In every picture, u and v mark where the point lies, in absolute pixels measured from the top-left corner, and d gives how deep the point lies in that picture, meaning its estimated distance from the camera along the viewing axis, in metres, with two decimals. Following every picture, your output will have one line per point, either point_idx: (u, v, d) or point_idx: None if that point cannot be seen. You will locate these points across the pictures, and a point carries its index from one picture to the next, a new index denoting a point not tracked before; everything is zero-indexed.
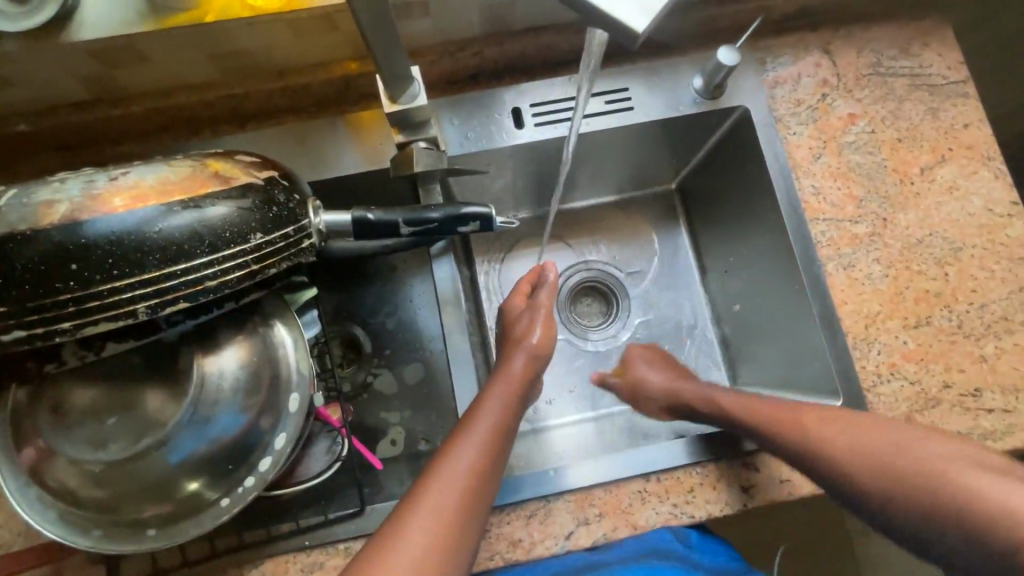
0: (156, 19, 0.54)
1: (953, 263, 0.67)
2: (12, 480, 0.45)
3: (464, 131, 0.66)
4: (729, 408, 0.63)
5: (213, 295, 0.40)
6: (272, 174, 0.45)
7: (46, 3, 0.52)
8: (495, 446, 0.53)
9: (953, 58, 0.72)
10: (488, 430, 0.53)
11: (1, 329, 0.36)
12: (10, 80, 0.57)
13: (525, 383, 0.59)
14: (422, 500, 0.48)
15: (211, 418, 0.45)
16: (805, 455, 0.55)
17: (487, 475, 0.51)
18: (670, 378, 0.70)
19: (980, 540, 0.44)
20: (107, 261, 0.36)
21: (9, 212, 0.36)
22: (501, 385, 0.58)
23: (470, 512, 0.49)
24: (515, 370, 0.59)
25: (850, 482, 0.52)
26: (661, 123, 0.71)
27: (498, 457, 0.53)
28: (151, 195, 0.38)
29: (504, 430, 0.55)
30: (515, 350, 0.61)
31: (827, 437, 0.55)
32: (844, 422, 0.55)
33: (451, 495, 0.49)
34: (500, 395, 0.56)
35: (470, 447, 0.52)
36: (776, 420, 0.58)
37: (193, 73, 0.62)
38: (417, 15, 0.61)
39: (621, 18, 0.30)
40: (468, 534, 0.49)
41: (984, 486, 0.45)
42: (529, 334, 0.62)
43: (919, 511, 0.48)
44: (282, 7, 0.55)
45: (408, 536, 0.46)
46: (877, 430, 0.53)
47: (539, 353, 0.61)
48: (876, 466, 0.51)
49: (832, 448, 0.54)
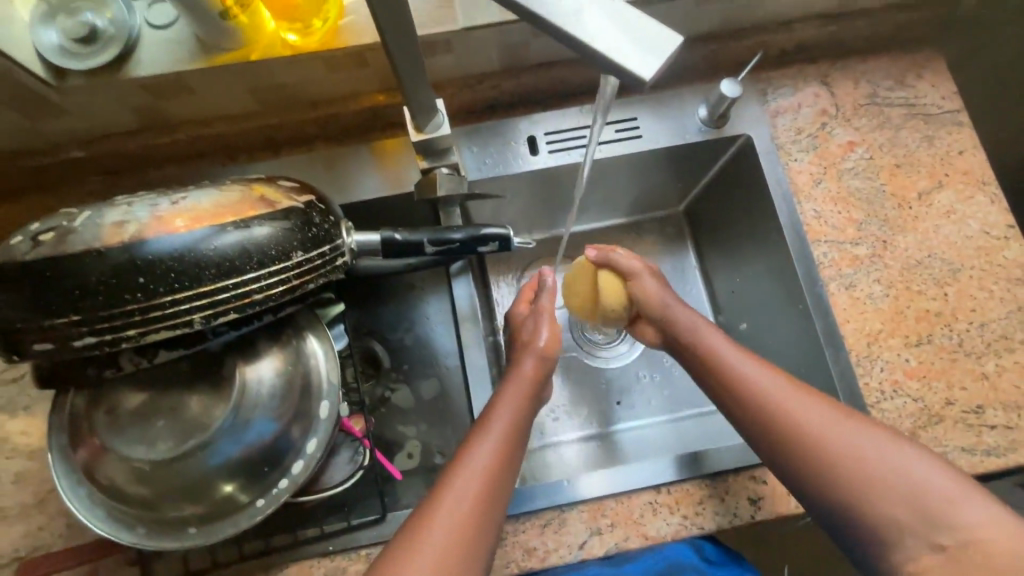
0: (206, 57, 0.59)
1: (952, 283, 0.70)
2: (64, 478, 0.49)
3: (481, 157, 0.71)
4: (712, 353, 0.59)
5: (258, 307, 0.44)
6: (310, 198, 0.49)
7: (109, 44, 0.58)
8: (508, 447, 0.55)
9: (947, 88, 0.76)
10: (504, 426, 0.56)
11: (73, 336, 0.40)
12: (72, 111, 0.62)
13: (535, 384, 0.62)
14: (441, 505, 0.50)
15: (248, 424, 0.49)
16: (776, 425, 0.52)
17: (502, 476, 0.53)
18: (669, 293, 0.66)
19: (922, 531, 0.46)
20: (169, 275, 0.40)
21: (84, 231, 0.40)
22: (513, 385, 0.61)
23: (487, 513, 0.51)
24: (527, 370, 0.62)
25: (813, 461, 0.50)
26: (669, 150, 0.75)
27: (513, 458, 0.56)
28: (207, 216, 0.42)
29: (519, 432, 0.57)
30: (525, 353, 0.64)
31: (803, 411, 0.52)
32: (819, 400, 0.53)
33: (472, 488, 0.51)
34: (513, 394, 0.60)
35: (485, 450, 0.54)
36: (757, 383, 0.55)
37: (235, 104, 0.67)
38: (441, 53, 0.66)
39: (623, 63, 0.32)
40: (485, 532, 0.50)
41: (933, 483, 0.47)
42: (538, 337, 0.65)
43: (875, 500, 0.47)
44: (320, 46, 0.60)
45: (427, 541, 0.48)
46: (839, 414, 0.52)
47: (546, 354, 0.64)
48: (847, 450, 0.49)
49: (808, 424, 0.51)
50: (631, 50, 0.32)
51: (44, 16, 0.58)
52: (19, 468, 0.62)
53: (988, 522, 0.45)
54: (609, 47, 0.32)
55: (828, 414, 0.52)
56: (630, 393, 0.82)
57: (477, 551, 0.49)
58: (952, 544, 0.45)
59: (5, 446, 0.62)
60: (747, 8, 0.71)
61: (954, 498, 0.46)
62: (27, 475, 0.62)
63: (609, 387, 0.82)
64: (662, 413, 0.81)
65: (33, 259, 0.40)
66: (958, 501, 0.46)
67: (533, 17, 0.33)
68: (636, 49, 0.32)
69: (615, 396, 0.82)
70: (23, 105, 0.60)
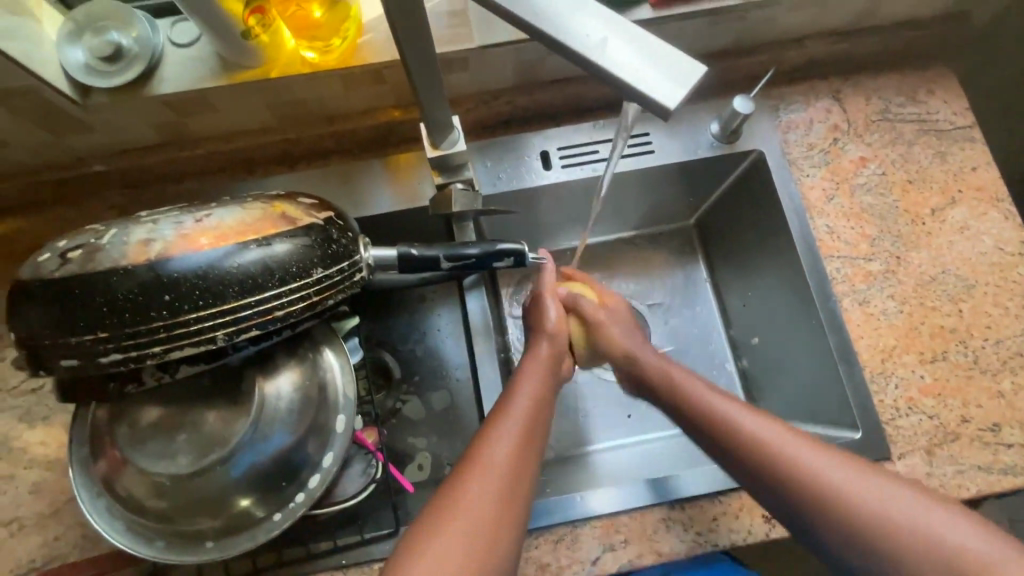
0: (228, 75, 0.61)
1: (966, 299, 0.69)
2: (85, 490, 0.50)
3: (496, 172, 0.72)
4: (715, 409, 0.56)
5: (279, 323, 0.45)
6: (330, 215, 0.49)
7: (134, 62, 0.59)
8: (533, 423, 0.54)
9: (959, 105, 0.76)
10: (529, 397, 0.56)
11: (100, 352, 0.41)
12: (95, 127, 0.64)
13: (552, 364, 0.62)
14: (469, 480, 0.49)
15: (267, 436, 0.49)
16: (780, 482, 0.50)
17: (528, 450, 0.52)
18: (641, 344, 0.67)
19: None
20: (194, 292, 0.41)
21: (112, 249, 0.41)
22: (533, 365, 0.61)
23: (516, 485, 0.50)
24: (542, 352, 0.63)
25: (839, 525, 0.47)
26: (681, 165, 0.76)
27: (540, 431, 0.55)
28: (230, 234, 0.43)
29: (541, 406, 0.56)
30: (540, 335, 0.65)
31: (810, 464, 0.50)
32: (831, 454, 0.50)
33: (502, 456, 0.51)
34: (534, 372, 0.60)
35: (509, 426, 0.53)
36: (766, 442, 0.52)
37: (254, 120, 0.68)
38: (457, 70, 0.67)
39: (643, 89, 0.33)
40: (516, 506, 0.49)
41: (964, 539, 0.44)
42: (546, 318, 0.66)
43: (896, 558, 0.45)
44: (338, 64, 0.61)
45: (457, 517, 0.46)
46: (848, 467, 0.49)
47: (557, 334, 0.65)
48: (869, 509, 0.46)
49: (830, 485, 0.48)
50: (651, 74, 0.33)
51: (71, 35, 0.59)
52: (37, 478, 0.62)
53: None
54: (629, 73, 0.33)
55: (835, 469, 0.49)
56: (640, 406, 0.81)
57: (508, 527, 0.48)
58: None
59: (24, 457, 0.63)
60: (760, 26, 0.72)
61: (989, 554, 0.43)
62: (44, 486, 0.62)
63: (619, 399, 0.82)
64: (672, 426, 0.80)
65: (62, 276, 0.41)
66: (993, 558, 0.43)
67: (562, 49, 0.34)
68: (656, 73, 0.33)
69: (626, 409, 0.81)
70: (48, 122, 0.61)
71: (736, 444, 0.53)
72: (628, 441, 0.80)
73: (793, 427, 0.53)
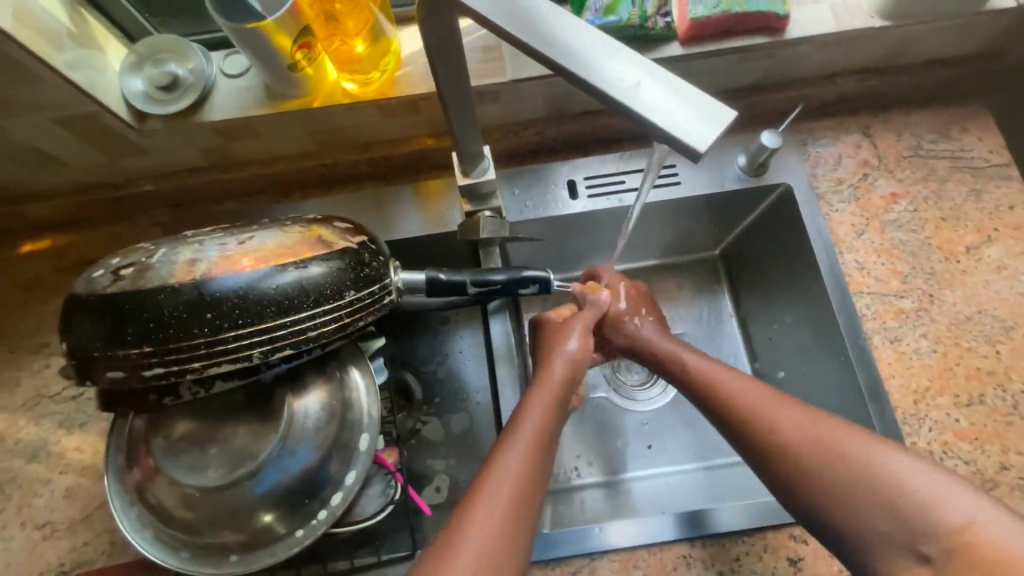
0: (273, 104, 0.64)
1: (1005, 341, 0.67)
2: (118, 497, 0.52)
3: (523, 199, 0.73)
4: (702, 372, 0.61)
5: (312, 342, 0.46)
6: (364, 239, 0.51)
7: (189, 90, 0.63)
8: (540, 450, 0.53)
9: (994, 142, 0.75)
10: (535, 427, 0.54)
11: (144, 365, 0.43)
12: (148, 150, 0.68)
13: (564, 389, 0.59)
14: (473, 517, 0.47)
15: (294, 452, 0.50)
16: (753, 432, 0.54)
17: (539, 468, 0.52)
18: (646, 325, 0.70)
19: (903, 534, 0.45)
20: (235, 311, 0.43)
21: (161, 268, 0.43)
22: (543, 388, 0.58)
23: (518, 521, 0.48)
24: (557, 374, 0.60)
25: (798, 472, 0.50)
26: (707, 197, 0.76)
27: (545, 464, 0.53)
28: (270, 256, 0.45)
29: (547, 436, 0.54)
30: (554, 355, 0.62)
31: (781, 418, 0.53)
32: (800, 408, 0.53)
33: (505, 485, 0.49)
34: (543, 399, 0.57)
35: (518, 448, 0.52)
36: (737, 397, 0.56)
37: (294, 145, 0.71)
38: (489, 102, 0.69)
39: (668, 127, 0.34)
40: (523, 525, 0.48)
41: (916, 483, 0.46)
42: (565, 345, 0.63)
43: (853, 504, 0.47)
44: (377, 95, 0.65)
45: (467, 545, 0.46)
46: (816, 419, 0.52)
47: (575, 356, 0.62)
48: (823, 455, 0.49)
49: (785, 433, 0.52)
50: (677, 109, 0.34)
51: (133, 67, 0.63)
52: (72, 483, 0.65)
53: (989, 533, 0.42)
54: (652, 110, 0.34)
55: (802, 424, 0.52)
56: (661, 437, 0.80)
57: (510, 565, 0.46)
58: (938, 555, 0.43)
59: (61, 462, 0.66)
60: (789, 64, 0.72)
61: (939, 496, 0.45)
62: (78, 491, 0.64)
63: (640, 430, 0.80)
64: (693, 460, 0.78)
65: (114, 292, 0.43)
66: (947, 501, 0.44)
67: (593, 91, 0.36)
68: (683, 108, 0.34)
69: (647, 441, 0.80)
70: (106, 144, 0.66)
71: (717, 402, 0.58)
72: (650, 473, 0.78)
73: (773, 389, 0.57)
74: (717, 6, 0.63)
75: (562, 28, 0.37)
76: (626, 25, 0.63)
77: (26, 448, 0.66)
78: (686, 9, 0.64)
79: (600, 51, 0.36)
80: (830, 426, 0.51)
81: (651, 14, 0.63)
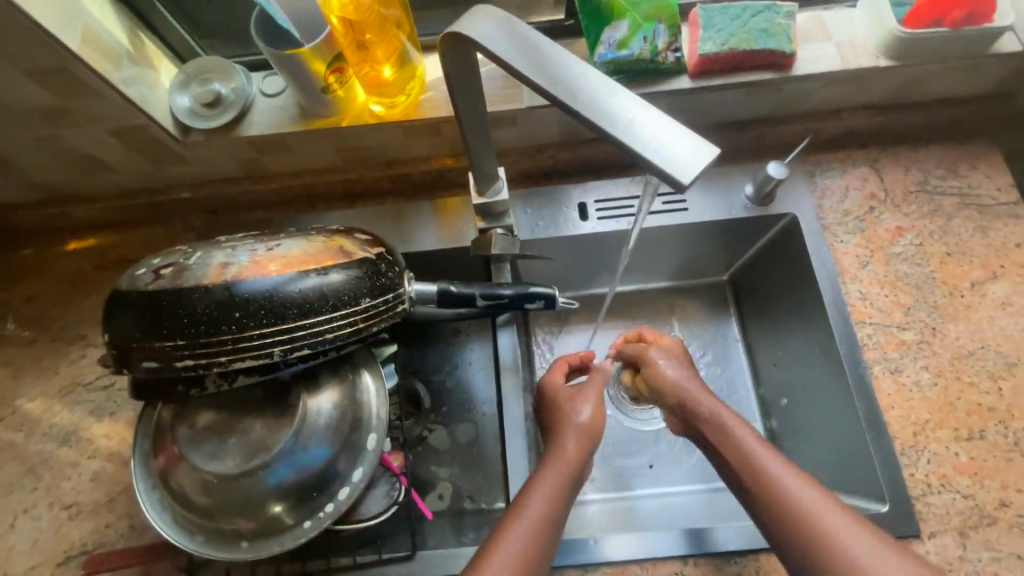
0: (305, 122, 0.69)
1: (1007, 378, 0.68)
2: (143, 481, 0.56)
3: (535, 218, 0.77)
4: (743, 449, 0.57)
5: (327, 344, 0.50)
6: (381, 250, 0.55)
7: (230, 107, 0.68)
8: (546, 527, 0.54)
9: (1003, 181, 0.76)
10: (541, 508, 0.55)
11: (175, 357, 0.47)
12: (189, 160, 0.73)
13: (577, 467, 0.60)
14: None
15: (305, 448, 0.54)
16: (791, 525, 0.51)
17: (541, 546, 0.53)
18: (687, 380, 0.66)
19: None
20: (260, 311, 0.47)
21: (196, 269, 0.48)
22: (554, 466, 0.59)
23: None
24: (569, 451, 0.61)
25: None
26: (715, 223, 0.79)
27: (547, 550, 0.54)
28: (294, 263, 0.49)
29: (553, 520, 0.55)
30: (566, 427, 0.63)
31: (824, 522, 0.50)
32: (841, 514, 0.50)
33: (511, 556, 0.52)
34: (553, 476, 0.58)
35: (524, 522, 0.54)
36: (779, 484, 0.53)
37: (323, 160, 0.76)
38: (506, 126, 0.73)
39: (659, 162, 0.37)
40: None
41: None
42: (576, 413, 0.64)
43: None
44: (402, 116, 0.69)
45: None
46: (855, 530, 0.49)
47: (588, 430, 0.63)
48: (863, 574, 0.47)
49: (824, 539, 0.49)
50: (671, 142, 0.37)
51: (182, 85, 0.69)
52: (98, 467, 0.69)
53: None
54: (645, 144, 0.37)
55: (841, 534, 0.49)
56: (663, 457, 0.81)
57: None
58: None
59: (89, 447, 0.70)
60: (795, 100, 0.75)
61: None
62: (103, 475, 0.69)
63: (642, 450, 0.82)
64: (695, 482, 0.79)
65: (154, 289, 0.47)
66: None
67: (593, 127, 0.39)
68: (676, 141, 0.37)
69: (649, 459, 0.81)
70: (151, 153, 0.71)
71: (754, 479, 0.55)
72: (651, 491, 0.79)
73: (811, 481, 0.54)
74: (725, 44, 0.66)
75: (574, 71, 0.40)
76: (638, 59, 0.66)
77: (59, 432, 0.71)
78: (697, 46, 0.67)
79: (605, 93, 0.39)
80: (869, 540, 0.49)
81: (662, 49, 0.67)
